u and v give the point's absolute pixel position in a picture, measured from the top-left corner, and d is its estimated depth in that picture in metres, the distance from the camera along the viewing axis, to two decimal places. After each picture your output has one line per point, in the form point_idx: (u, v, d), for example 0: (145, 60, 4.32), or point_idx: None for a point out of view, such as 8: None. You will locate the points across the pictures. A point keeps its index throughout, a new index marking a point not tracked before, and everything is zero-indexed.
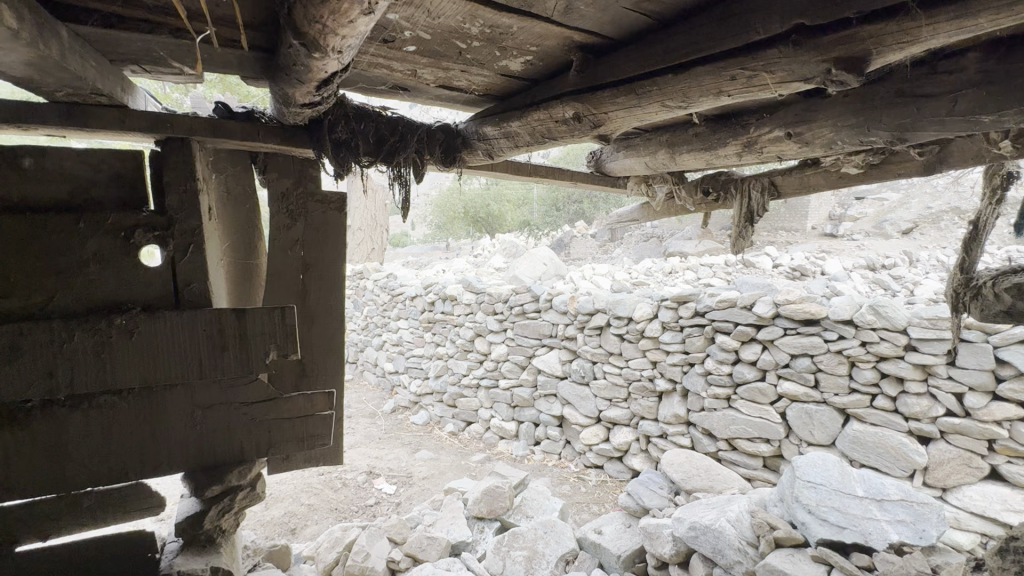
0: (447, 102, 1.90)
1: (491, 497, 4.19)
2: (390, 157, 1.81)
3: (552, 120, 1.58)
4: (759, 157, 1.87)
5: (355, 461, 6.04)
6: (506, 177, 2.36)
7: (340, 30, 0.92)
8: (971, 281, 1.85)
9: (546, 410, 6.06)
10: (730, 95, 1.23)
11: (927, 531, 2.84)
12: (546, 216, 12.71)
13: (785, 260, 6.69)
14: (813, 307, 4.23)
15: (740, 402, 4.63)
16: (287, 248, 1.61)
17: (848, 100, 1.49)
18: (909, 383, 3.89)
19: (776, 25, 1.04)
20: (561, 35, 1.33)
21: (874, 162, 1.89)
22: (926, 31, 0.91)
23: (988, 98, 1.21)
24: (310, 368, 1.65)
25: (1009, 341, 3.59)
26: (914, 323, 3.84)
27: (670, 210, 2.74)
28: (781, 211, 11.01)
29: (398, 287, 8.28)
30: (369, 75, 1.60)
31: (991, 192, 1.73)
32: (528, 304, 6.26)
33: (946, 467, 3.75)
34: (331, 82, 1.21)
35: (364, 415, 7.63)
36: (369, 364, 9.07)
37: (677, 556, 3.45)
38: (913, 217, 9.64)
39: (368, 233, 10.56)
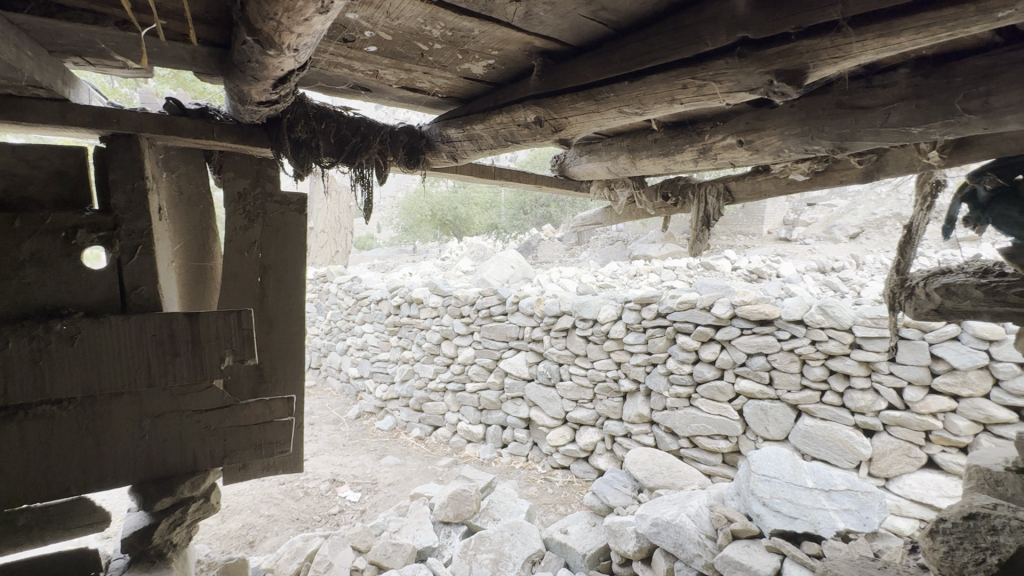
0: (410, 104, 1.89)
1: (457, 501, 4.18)
2: (351, 158, 1.79)
3: (514, 123, 1.60)
4: (713, 163, 1.95)
5: (318, 469, 5.89)
6: (470, 179, 2.36)
7: (296, 29, 0.91)
8: (905, 282, 1.99)
9: (513, 413, 6.07)
10: (682, 104, 1.28)
11: (870, 518, 3.01)
12: (513, 219, 12.73)
13: (743, 263, 6.94)
14: (767, 308, 4.41)
15: (700, 401, 4.78)
16: (243, 250, 1.56)
17: (794, 111, 1.58)
18: (855, 379, 4.11)
19: (722, 37, 1.09)
20: (521, 40, 1.35)
21: (818, 170, 2.00)
22: (856, 47, 0.98)
23: (917, 110, 1.30)
24: (269, 373, 1.60)
25: (942, 338, 3.85)
26: (858, 322, 4.06)
27: (631, 214, 2.81)
28: (739, 215, 11.42)
29: (363, 290, 8.14)
30: (329, 74, 1.57)
31: (922, 199, 1.87)
32: (495, 306, 6.27)
33: (888, 458, 3.98)
34: (289, 81, 1.19)
35: (327, 422, 7.44)
36: (333, 369, 8.86)
37: (639, 552, 3.53)
38: (859, 222, 10.19)
39: (331, 235, 10.33)
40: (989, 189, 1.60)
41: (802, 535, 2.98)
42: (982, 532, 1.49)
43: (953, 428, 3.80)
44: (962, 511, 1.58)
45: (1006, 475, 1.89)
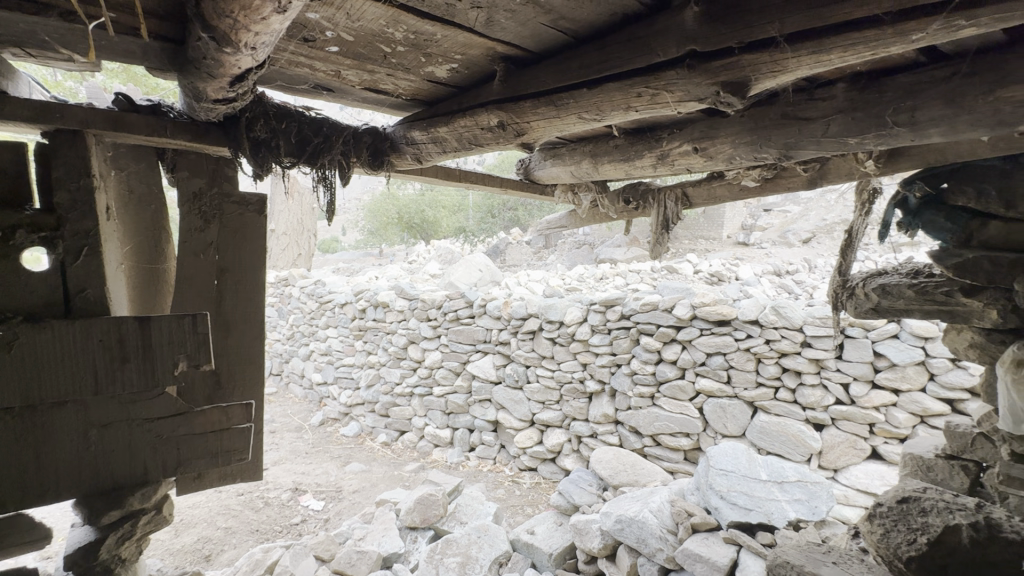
0: (374, 105, 1.88)
1: (424, 506, 4.15)
2: (313, 158, 1.77)
3: (477, 126, 1.62)
4: (672, 169, 2.01)
5: (279, 478, 5.71)
6: (436, 181, 2.37)
7: (253, 27, 0.90)
8: (847, 283, 2.12)
9: (480, 416, 6.08)
10: (637, 111, 1.33)
11: (819, 507, 3.17)
12: (481, 223, 12.71)
13: (704, 266, 7.16)
14: (724, 308, 4.59)
15: (662, 400, 4.91)
16: (199, 252, 1.51)
17: (743, 121, 1.66)
18: (805, 375, 4.32)
19: (673, 48, 1.14)
20: (484, 45, 1.38)
21: (768, 176, 2.11)
22: (793, 62, 1.05)
23: (854, 122, 1.39)
24: (226, 378, 1.56)
25: (883, 336, 4.10)
26: (808, 322, 4.27)
27: (595, 217, 2.87)
28: (700, 220, 11.77)
29: (327, 294, 7.97)
30: (289, 73, 1.55)
31: (862, 204, 2.00)
32: (462, 309, 6.26)
33: (836, 450, 4.19)
34: (247, 79, 1.17)
35: (289, 429, 7.23)
36: (295, 375, 8.61)
37: (604, 549, 3.60)
38: (811, 228, 10.70)
39: (293, 237, 10.07)
40: (918, 197, 1.79)
41: (757, 526, 3.11)
42: (914, 515, 1.60)
43: (894, 421, 4.04)
44: (896, 495, 1.70)
45: (937, 461, 2.04)
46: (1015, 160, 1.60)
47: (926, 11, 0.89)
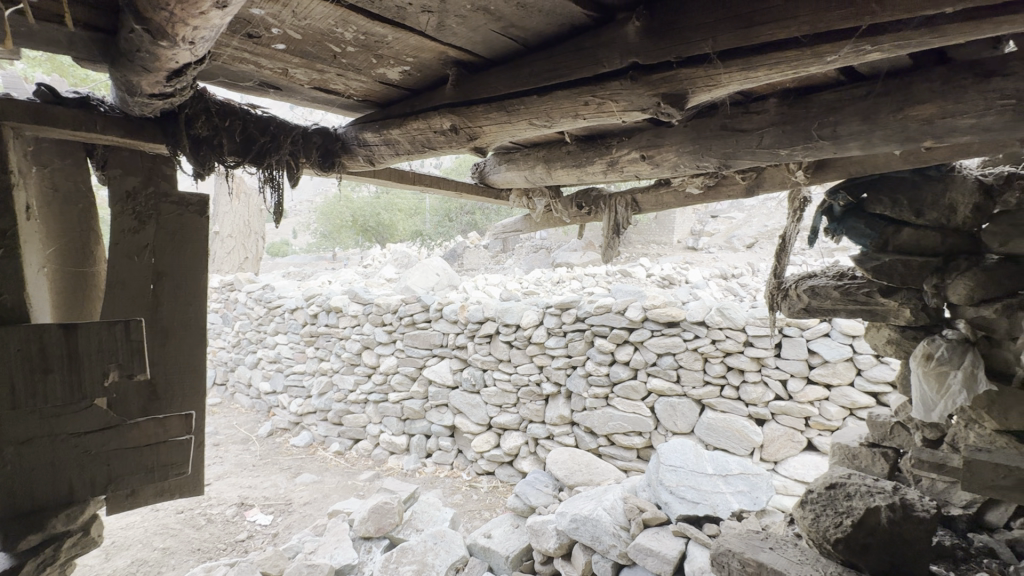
0: (324, 105, 1.84)
1: (379, 514, 4.08)
2: (259, 158, 1.72)
3: (431, 129, 1.62)
4: (621, 175, 2.07)
5: (223, 493, 5.43)
6: (390, 184, 2.34)
7: (191, 21, 0.87)
8: (781, 285, 2.26)
9: (437, 421, 6.02)
10: (585, 119, 1.38)
11: (760, 497, 3.34)
12: (438, 226, 12.57)
13: (657, 270, 7.39)
14: (673, 310, 4.78)
15: (616, 400, 5.03)
16: (133, 254, 1.43)
17: (687, 131, 1.73)
18: (748, 373, 4.55)
19: (617, 60, 1.19)
20: (435, 49, 1.39)
21: (710, 184, 2.22)
22: (725, 77, 1.12)
23: (784, 135, 1.49)
24: (163, 390, 1.46)
25: (817, 335, 4.38)
26: (750, 322, 4.52)
27: (549, 221, 2.91)
28: (652, 225, 12.14)
29: (276, 299, 7.67)
30: (233, 69, 1.50)
31: (794, 211, 2.13)
32: (418, 313, 6.19)
33: (776, 443, 4.43)
34: (185, 73, 1.13)
35: (234, 442, 6.88)
36: (241, 385, 8.21)
37: (559, 548, 3.67)
38: (754, 233, 11.30)
39: (240, 240, 9.61)
40: (842, 205, 1.99)
41: (704, 518, 3.24)
42: (840, 499, 1.72)
43: (827, 414, 4.32)
44: (824, 481, 1.81)
45: (861, 449, 2.20)
46: (922, 173, 1.85)
47: (838, 36, 0.98)
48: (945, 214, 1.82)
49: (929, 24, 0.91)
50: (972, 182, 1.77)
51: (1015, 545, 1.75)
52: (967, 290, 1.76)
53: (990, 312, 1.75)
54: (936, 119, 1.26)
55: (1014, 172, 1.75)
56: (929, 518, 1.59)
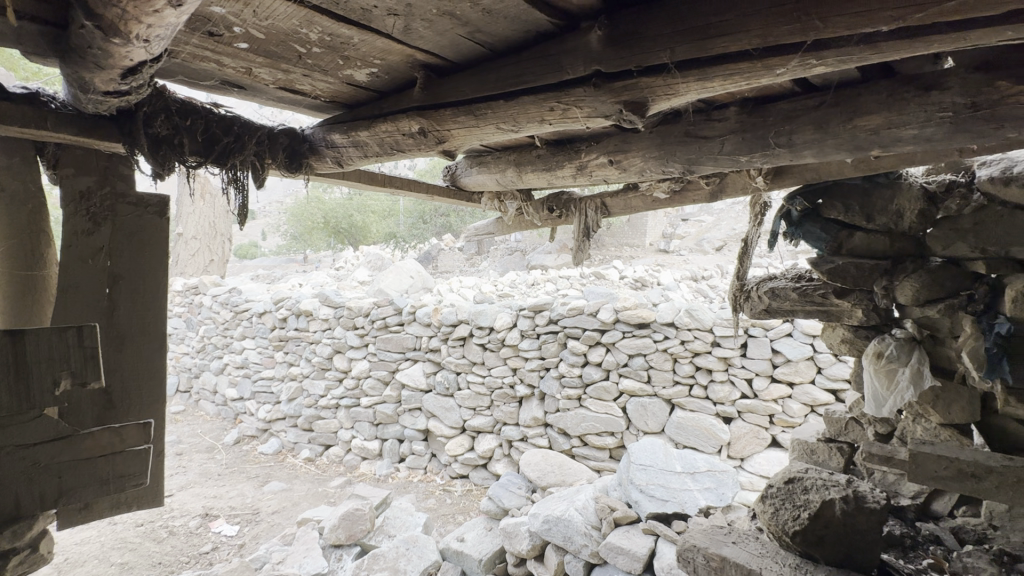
0: (291, 105, 1.81)
1: (350, 521, 4.02)
2: (223, 158, 1.68)
3: (399, 132, 1.62)
4: (589, 179, 2.10)
5: (186, 504, 5.24)
6: (361, 186, 2.32)
7: (145, 19, 0.85)
8: (744, 287, 2.33)
9: (410, 425, 5.96)
10: (551, 124, 1.40)
11: (726, 493, 3.41)
12: (413, 228, 12.40)
13: (629, 273, 7.49)
14: (644, 312, 4.87)
15: (589, 401, 5.08)
16: (87, 258, 1.38)
17: (652, 137, 1.77)
18: (715, 372, 4.67)
19: (581, 67, 1.22)
20: (402, 52, 1.38)
21: (676, 189, 2.27)
22: (683, 87, 1.16)
23: (743, 142, 1.55)
24: (119, 399, 1.41)
25: (780, 335, 4.53)
26: (717, 323, 4.65)
27: (521, 224, 2.91)
28: (625, 228, 12.30)
29: (243, 302, 7.46)
30: (193, 67, 1.46)
31: (756, 215, 2.21)
32: (391, 317, 6.12)
33: (743, 441, 4.56)
34: (141, 71, 1.10)
35: (198, 450, 6.65)
36: (206, 391, 7.94)
37: (532, 550, 3.69)
38: (723, 237, 11.59)
39: (205, 242, 9.31)
40: (799, 210, 2.09)
41: (673, 515, 3.31)
42: (798, 492, 1.79)
43: (790, 411, 4.47)
44: (784, 476, 1.88)
45: (818, 444, 2.28)
46: (871, 181, 1.96)
47: (786, 50, 1.03)
48: (893, 219, 1.94)
49: (868, 41, 0.96)
50: (917, 190, 1.89)
51: (958, 532, 1.86)
52: (913, 291, 1.89)
53: (934, 312, 1.87)
54: (882, 129, 1.33)
55: (954, 182, 1.86)
56: (879, 509, 1.67)
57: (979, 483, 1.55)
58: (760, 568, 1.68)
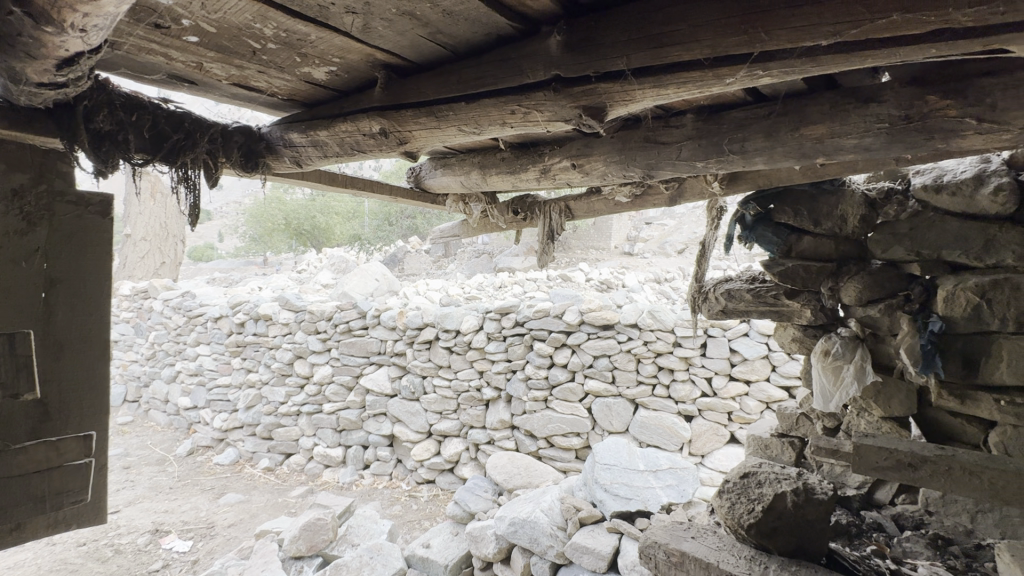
0: (246, 102, 1.74)
1: (311, 532, 3.93)
2: (172, 156, 1.61)
3: (360, 132, 1.59)
4: (553, 182, 2.10)
5: (134, 520, 4.96)
6: (322, 187, 2.26)
7: (81, 7, 0.80)
8: (702, 288, 2.41)
9: (375, 431, 5.85)
10: (512, 127, 1.41)
11: (687, 490, 3.52)
12: (378, 230, 12.17)
13: (595, 275, 7.58)
14: (608, 313, 4.94)
15: (555, 402, 5.12)
16: (18, 259, 1.23)
17: (614, 142, 1.80)
18: (677, 372, 4.79)
19: (541, 71, 1.23)
20: (362, 51, 1.36)
21: (637, 193, 2.32)
22: (639, 93, 1.19)
23: (699, 148, 1.60)
24: (57, 410, 1.29)
25: (736, 334, 4.70)
26: (678, 324, 4.78)
27: (486, 227, 2.89)
28: (591, 231, 12.46)
29: (197, 307, 7.15)
30: (139, 60, 1.39)
31: (713, 219, 2.28)
32: (355, 320, 5.99)
33: (703, 438, 4.69)
34: (78, 63, 1.03)
35: (148, 463, 6.31)
36: (156, 401, 7.54)
37: (498, 553, 3.71)
38: (685, 240, 11.90)
39: (155, 243, 8.87)
40: (753, 215, 2.19)
41: (636, 512, 3.34)
42: (753, 487, 1.86)
43: (747, 408, 4.62)
44: (739, 471, 1.95)
45: (772, 439, 2.36)
46: (819, 187, 2.07)
47: (736, 60, 1.07)
48: (838, 224, 2.04)
49: (808, 54, 1.01)
50: (859, 196, 2.01)
51: (898, 519, 1.98)
52: (856, 291, 2.00)
53: (875, 311, 1.98)
54: (825, 138, 1.40)
55: (892, 188, 2.01)
56: (827, 499, 1.76)
57: (916, 472, 1.63)
58: (717, 560, 1.74)
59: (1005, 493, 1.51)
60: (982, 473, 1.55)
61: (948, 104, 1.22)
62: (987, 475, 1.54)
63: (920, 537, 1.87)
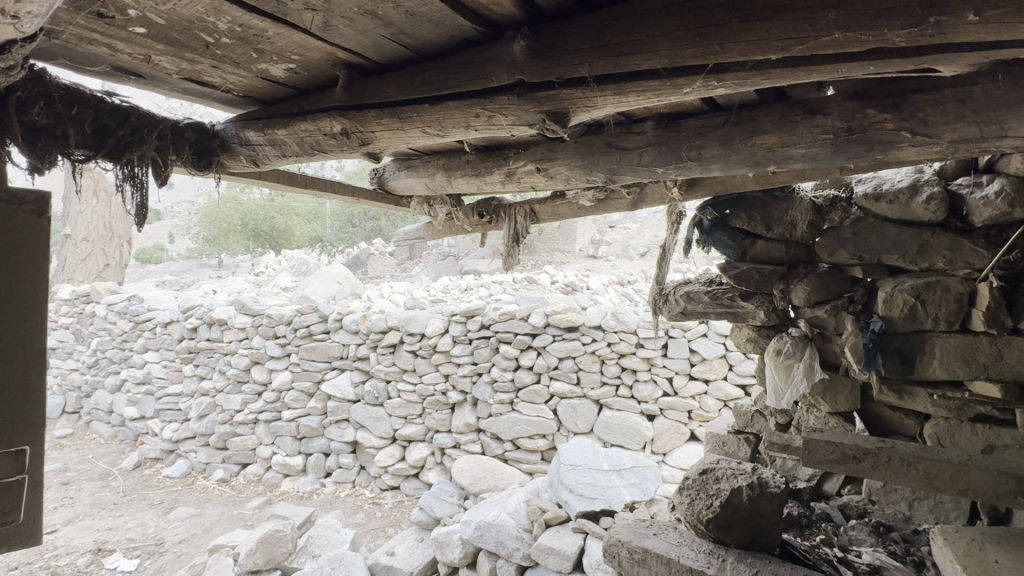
0: (198, 98, 1.67)
1: (269, 545, 3.79)
2: (117, 153, 1.52)
3: (320, 132, 1.56)
4: (518, 186, 2.10)
5: (73, 540, 4.65)
6: (279, 188, 2.19)
7: None
8: (663, 291, 2.48)
9: (337, 438, 5.70)
10: (476, 130, 1.41)
11: (649, 487, 3.59)
12: (340, 232, 11.87)
13: (561, 277, 7.66)
14: (573, 316, 5.00)
15: (521, 405, 5.14)
16: None
17: (577, 147, 1.82)
18: (639, 372, 4.89)
19: (505, 76, 1.24)
20: (323, 49, 1.33)
21: (600, 198, 2.36)
22: (601, 99, 1.22)
23: (659, 155, 1.65)
24: None
25: (696, 335, 4.84)
26: (640, 326, 4.88)
27: (451, 229, 2.88)
28: (556, 234, 12.56)
29: (145, 311, 6.78)
30: (80, 51, 1.31)
31: (673, 223, 2.34)
32: (316, 325, 5.82)
33: (665, 436, 4.82)
34: (8, 50, 0.96)
35: (89, 478, 5.92)
36: (99, 411, 7.09)
37: (464, 558, 3.71)
38: (647, 243, 12.18)
39: (98, 244, 8.35)
40: (710, 219, 2.27)
41: (601, 511, 3.39)
42: (711, 482, 1.92)
43: (706, 406, 4.77)
44: (698, 467, 2.01)
45: (728, 436, 2.45)
46: (770, 194, 2.17)
47: (691, 70, 1.11)
48: (788, 229, 2.15)
49: (759, 67, 1.06)
50: (807, 203, 2.11)
51: (844, 509, 2.09)
52: (805, 293, 2.11)
53: (822, 312, 2.09)
54: (776, 147, 1.47)
55: (837, 195, 2.12)
56: (780, 492, 1.84)
57: (859, 464, 1.73)
58: (678, 556, 1.78)
59: (937, 480, 1.64)
60: (919, 463, 1.66)
61: (885, 118, 1.30)
62: (923, 464, 1.65)
63: (864, 525, 1.98)
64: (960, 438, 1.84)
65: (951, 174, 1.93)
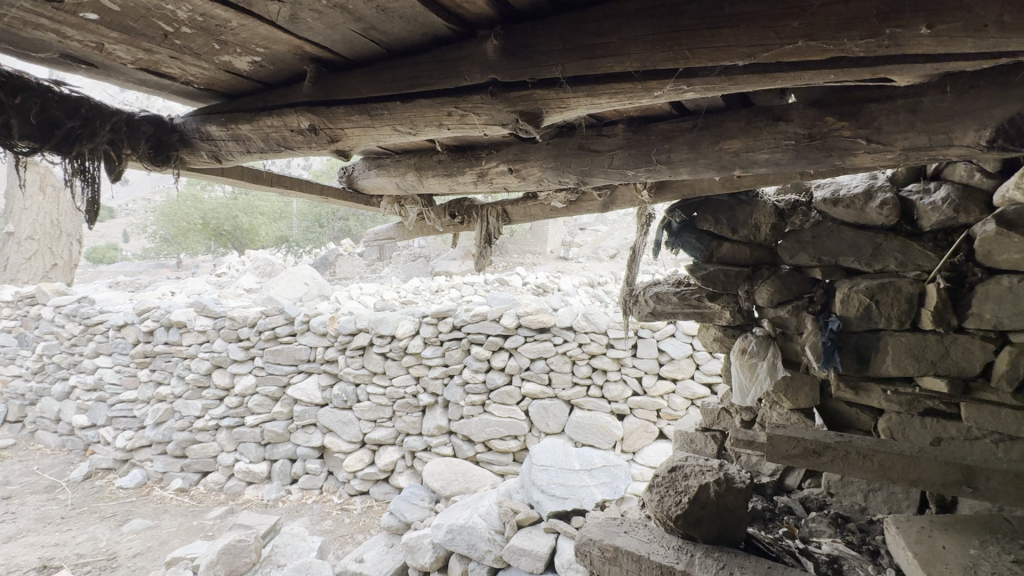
0: (156, 90, 1.60)
1: (231, 556, 3.68)
2: (65, 146, 1.44)
3: (287, 128, 1.51)
4: (490, 186, 2.09)
5: (16, 558, 4.36)
6: (243, 185, 2.12)
7: None
8: (633, 292, 2.52)
9: (304, 443, 5.57)
10: (449, 129, 1.40)
11: (620, 485, 3.63)
12: (308, 232, 11.57)
13: (532, 279, 7.69)
14: (544, 317, 5.02)
15: (492, 406, 5.13)
16: None
17: (549, 148, 1.83)
18: (610, 372, 4.95)
19: (478, 74, 1.24)
20: (290, 43, 1.29)
21: (572, 200, 2.38)
22: (574, 100, 1.23)
23: (631, 158, 1.67)
24: None
25: (664, 335, 4.93)
26: (611, 326, 4.94)
27: (423, 230, 2.85)
28: (528, 236, 12.59)
29: (96, 313, 6.43)
30: (25, 36, 1.24)
31: (643, 225, 2.39)
32: (282, 327, 5.65)
33: (634, 435, 4.90)
34: None
35: (33, 491, 5.57)
36: (45, 420, 6.69)
37: (435, 562, 3.67)
38: (616, 245, 12.36)
39: (45, 243, 7.87)
40: (678, 222, 2.32)
41: (573, 511, 3.39)
42: (680, 480, 1.97)
43: (674, 405, 4.87)
44: (667, 465, 2.05)
45: (697, 434, 2.50)
46: (736, 198, 2.24)
47: (662, 74, 1.14)
48: (752, 232, 2.22)
49: (727, 74, 1.09)
50: (770, 207, 2.19)
51: (806, 502, 2.17)
52: (768, 293, 2.19)
53: (784, 312, 2.17)
54: (741, 151, 1.51)
55: (797, 200, 2.21)
56: (744, 487, 1.89)
57: (819, 458, 1.80)
58: (649, 553, 1.80)
59: (890, 472, 1.72)
60: (873, 456, 1.73)
61: (844, 126, 1.35)
62: (877, 457, 1.73)
63: (823, 517, 2.06)
64: (911, 431, 1.94)
65: (902, 181, 2.04)
